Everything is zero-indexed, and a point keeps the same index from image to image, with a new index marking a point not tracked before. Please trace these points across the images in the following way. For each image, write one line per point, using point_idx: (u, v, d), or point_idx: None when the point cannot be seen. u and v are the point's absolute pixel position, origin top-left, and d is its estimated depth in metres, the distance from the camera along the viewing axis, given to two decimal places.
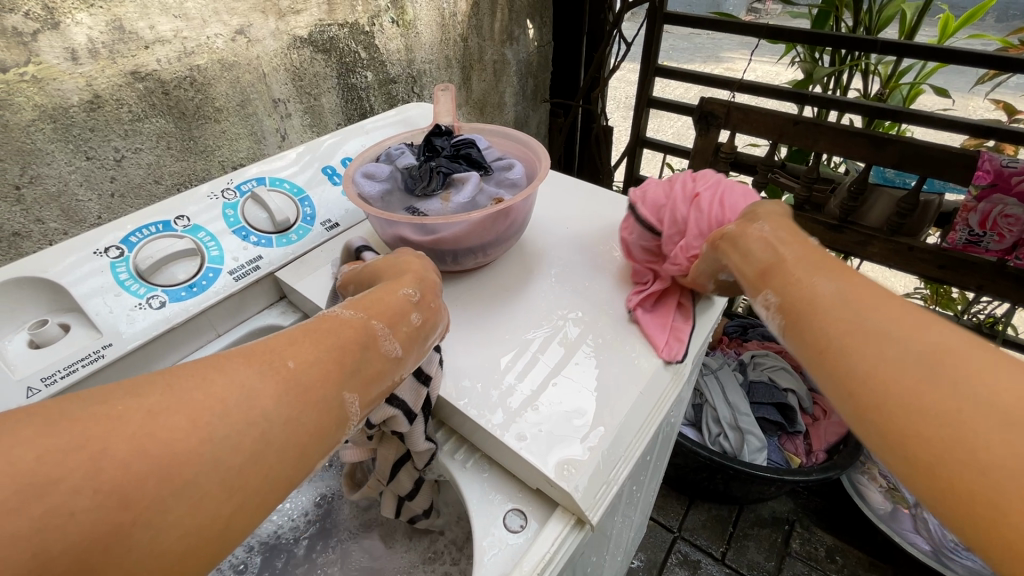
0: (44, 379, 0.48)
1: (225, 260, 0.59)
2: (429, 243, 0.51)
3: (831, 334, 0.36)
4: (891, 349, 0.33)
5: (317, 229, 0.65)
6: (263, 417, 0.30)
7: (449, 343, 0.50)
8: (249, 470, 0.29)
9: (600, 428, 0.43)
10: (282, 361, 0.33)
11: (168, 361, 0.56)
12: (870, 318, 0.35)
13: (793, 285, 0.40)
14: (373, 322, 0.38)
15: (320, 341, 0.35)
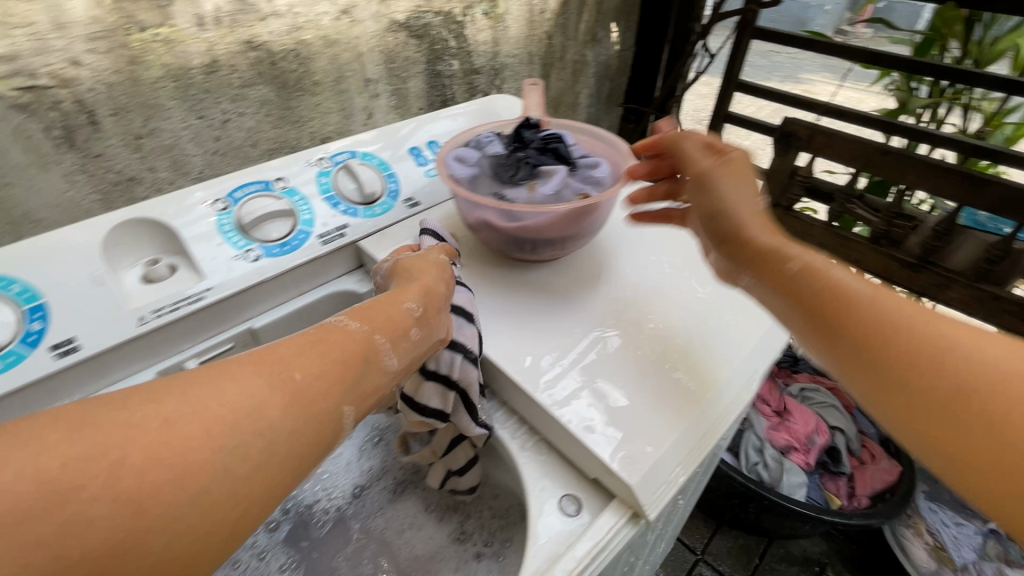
0: (152, 311, 0.52)
1: (315, 224, 0.62)
2: (512, 229, 0.52)
3: (959, 381, 0.31)
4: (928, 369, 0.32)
5: (400, 205, 0.68)
6: (273, 421, 0.32)
7: (519, 329, 0.52)
8: (255, 478, 0.31)
9: (664, 431, 0.44)
10: (289, 372, 0.34)
11: (255, 311, 0.60)
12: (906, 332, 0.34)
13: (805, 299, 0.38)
14: (377, 335, 0.40)
15: (326, 354, 0.37)
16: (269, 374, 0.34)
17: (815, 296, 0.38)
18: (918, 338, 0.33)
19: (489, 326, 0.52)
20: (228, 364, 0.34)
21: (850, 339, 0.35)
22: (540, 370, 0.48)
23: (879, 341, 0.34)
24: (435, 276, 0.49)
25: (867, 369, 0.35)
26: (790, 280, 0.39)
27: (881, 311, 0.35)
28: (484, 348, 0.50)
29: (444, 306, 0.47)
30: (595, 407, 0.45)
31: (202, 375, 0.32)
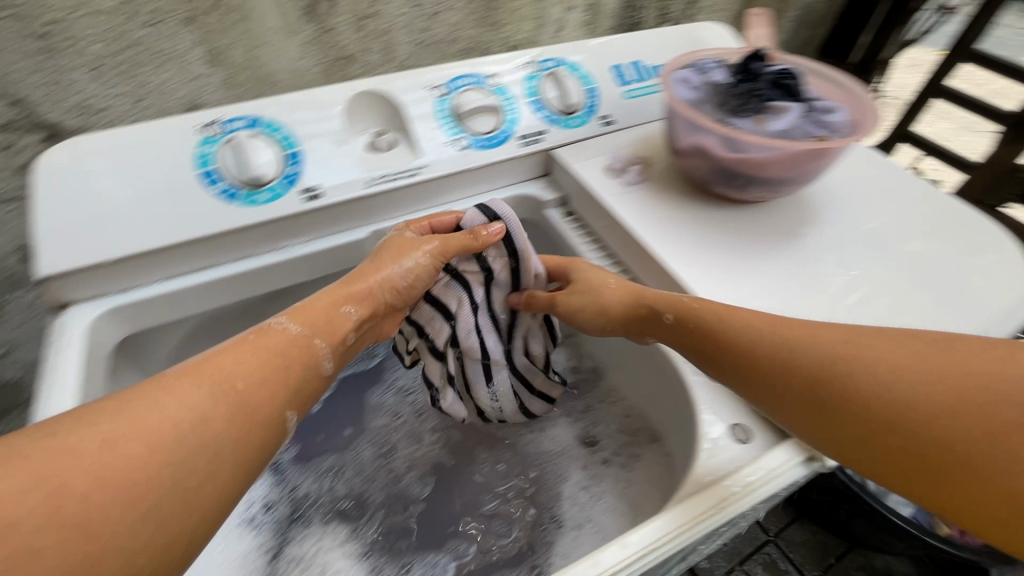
0: (378, 177, 0.59)
1: (518, 125, 0.64)
2: (730, 161, 0.51)
3: (811, 389, 0.39)
4: (840, 386, 0.37)
5: (595, 122, 0.68)
6: (209, 423, 0.35)
7: (709, 263, 0.53)
8: (207, 468, 0.33)
9: None
10: (231, 382, 0.38)
11: (451, 196, 0.65)
12: (807, 364, 0.39)
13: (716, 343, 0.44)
14: (316, 338, 0.45)
15: (267, 359, 0.41)
16: (214, 385, 0.37)
17: (690, 329, 0.47)
18: (773, 356, 0.41)
19: (681, 255, 0.54)
20: (168, 386, 0.35)
21: (720, 360, 0.44)
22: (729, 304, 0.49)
23: (747, 369, 0.42)
24: (394, 269, 0.53)
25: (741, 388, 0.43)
26: (675, 331, 0.48)
27: (745, 341, 0.43)
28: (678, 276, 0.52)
29: (401, 297, 0.55)
30: None
31: (158, 396, 0.34)
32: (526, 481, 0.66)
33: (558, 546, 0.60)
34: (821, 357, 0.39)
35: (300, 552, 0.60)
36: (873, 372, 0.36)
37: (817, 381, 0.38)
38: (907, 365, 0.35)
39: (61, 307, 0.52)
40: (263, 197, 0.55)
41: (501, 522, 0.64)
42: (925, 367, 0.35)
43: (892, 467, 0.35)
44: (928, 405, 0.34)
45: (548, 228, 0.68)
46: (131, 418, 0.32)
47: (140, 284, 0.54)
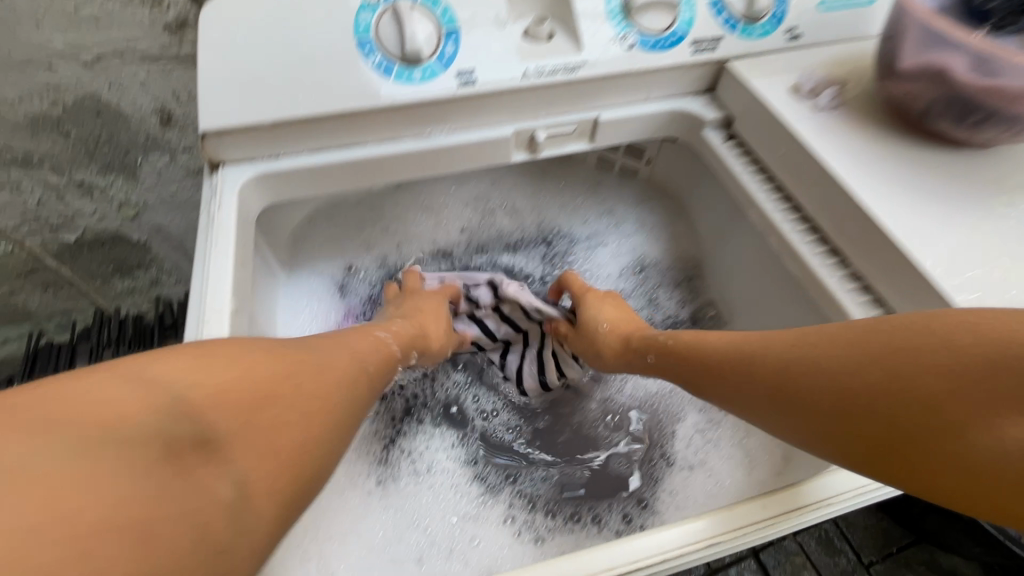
0: (536, 69, 0.54)
1: (693, 27, 0.56)
2: (975, 89, 0.43)
3: (769, 385, 0.40)
4: (792, 385, 0.38)
5: (779, 35, 0.57)
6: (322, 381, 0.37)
7: (912, 207, 0.46)
8: (324, 417, 0.35)
9: None
10: (337, 365, 0.39)
11: (603, 104, 0.59)
12: (767, 360, 0.41)
13: (692, 357, 0.48)
14: (391, 350, 0.48)
15: (353, 352, 0.43)
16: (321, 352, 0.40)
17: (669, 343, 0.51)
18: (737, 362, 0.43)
19: (883, 196, 0.47)
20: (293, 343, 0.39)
21: (691, 369, 0.48)
22: (934, 256, 0.44)
23: (715, 372, 0.45)
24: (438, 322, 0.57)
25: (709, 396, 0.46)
26: (656, 365, 0.52)
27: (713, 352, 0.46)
28: (880, 219, 0.45)
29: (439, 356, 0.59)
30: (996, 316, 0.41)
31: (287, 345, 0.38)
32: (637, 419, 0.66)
33: (666, 482, 0.60)
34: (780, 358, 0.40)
35: (414, 443, 0.63)
36: (817, 364, 0.37)
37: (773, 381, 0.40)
38: (847, 348, 0.36)
39: (214, 166, 0.52)
40: (419, 74, 0.51)
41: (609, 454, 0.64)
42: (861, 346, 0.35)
43: (855, 445, 0.34)
44: (873, 384, 0.34)
45: (704, 151, 0.62)
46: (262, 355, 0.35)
47: (289, 152, 0.53)
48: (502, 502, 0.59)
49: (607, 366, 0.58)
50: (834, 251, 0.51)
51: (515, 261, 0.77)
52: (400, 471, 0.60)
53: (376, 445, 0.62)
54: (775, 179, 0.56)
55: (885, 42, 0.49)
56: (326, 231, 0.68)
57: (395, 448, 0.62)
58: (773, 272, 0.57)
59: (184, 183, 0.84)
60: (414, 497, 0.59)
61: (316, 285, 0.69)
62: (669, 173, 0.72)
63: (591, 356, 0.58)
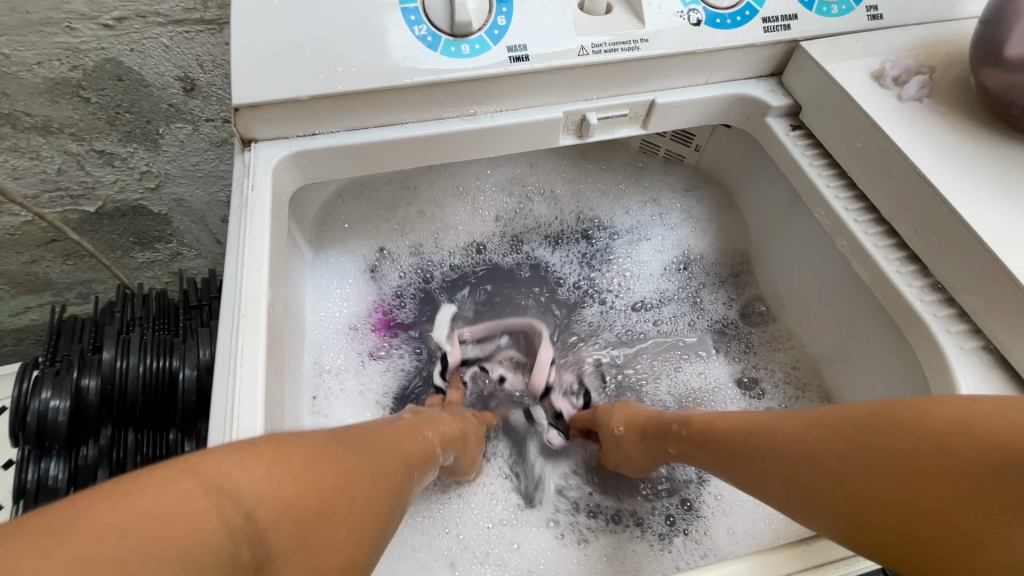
0: (594, 46, 0.49)
1: (766, 2, 0.51)
2: None
3: (768, 466, 0.38)
4: (806, 474, 0.36)
5: (859, 13, 0.52)
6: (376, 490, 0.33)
7: (1009, 211, 0.42)
8: (369, 540, 0.30)
9: None
10: (384, 453, 0.35)
11: (661, 86, 0.54)
12: (780, 450, 0.38)
13: (707, 438, 0.45)
14: (427, 436, 0.44)
15: (393, 437, 0.39)
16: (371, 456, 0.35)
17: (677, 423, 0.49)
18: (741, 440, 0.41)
19: (975, 198, 0.43)
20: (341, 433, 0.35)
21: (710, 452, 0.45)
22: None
23: (720, 442, 0.43)
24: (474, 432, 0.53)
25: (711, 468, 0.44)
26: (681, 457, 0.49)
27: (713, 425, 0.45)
28: (973, 225, 0.41)
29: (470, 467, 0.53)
30: None
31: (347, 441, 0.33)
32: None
33: (714, 483, 0.57)
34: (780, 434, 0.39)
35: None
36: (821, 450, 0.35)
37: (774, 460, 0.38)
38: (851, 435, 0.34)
39: (247, 143, 0.48)
40: (467, 49, 0.47)
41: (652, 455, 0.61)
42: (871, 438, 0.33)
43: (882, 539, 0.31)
44: (869, 472, 0.32)
45: (765, 141, 0.57)
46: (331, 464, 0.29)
47: (326, 130, 0.49)
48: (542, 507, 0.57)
49: (636, 465, 0.55)
50: (913, 256, 0.47)
51: (550, 262, 0.72)
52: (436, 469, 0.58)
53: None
54: (846, 174, 0.51)
55: (986, 26, 0.45)
56: (354, 215, 0.64)
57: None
58: (838, 276, 0.54)
59: (206, 155, 0.80)
60: (450, 500, 0.57)
61: (347, 270, 0.64)
62: (719, 161, 0.67)
63: (619, 457, 0.56)
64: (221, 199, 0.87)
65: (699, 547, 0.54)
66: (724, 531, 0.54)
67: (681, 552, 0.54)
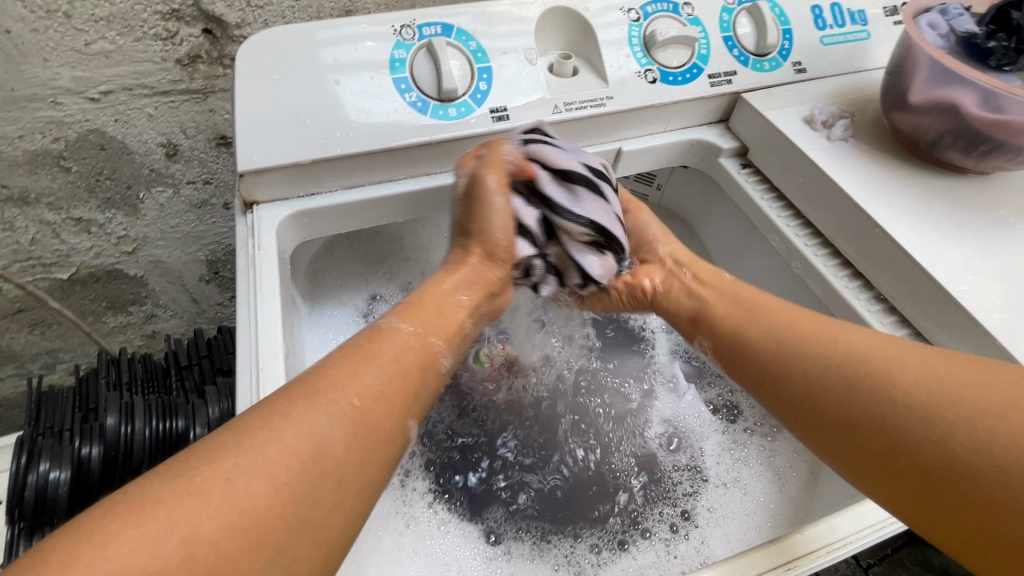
0: (565, 104, 0.55)
1: (709, 62, 0.59)
2: (985, 122, 0.48)
3: (793, 392, 0.43)
4: (861, 396, 0.39)
5: (787, 67, 0.61)
6: (291, 478, 0.30)
7: (931, 230, 0.49)
8: (282, 497, 0.29)
9: None
10: (348, 399, 0.34)
11: (625, 135, 0.60)
12: (829, 363, 0.42)
13: (754, 345, 0.47)
14: (431, 338, 0.42)
15: (380, 368, 0.37)
16: (313, 429, 0.32)
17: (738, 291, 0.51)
18: (814, 328, 0.45)
19: (902, 220, 0.50)
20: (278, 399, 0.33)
21: (741, 362, 0.48)
22: (958, 276, 0.47)
23: (777, 336, 0.46)
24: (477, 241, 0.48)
25: (749, 356, 0.47)
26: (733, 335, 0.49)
27: (795, 314, 0.47)
28: (903, 243, 0.48)
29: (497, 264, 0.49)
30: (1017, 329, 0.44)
31: (256, 421, 0.31)
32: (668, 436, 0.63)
33: (704, 498, 0.59)
34: (875, 334, 0.42)
35: (432, 474, 0.58)
36: (923, 362, 0.38)
37: (852, 373, 0.40)
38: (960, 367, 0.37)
39: (248, 206, 0.51)
40: (454, 111, 0.52)
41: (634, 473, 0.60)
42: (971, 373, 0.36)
43: (906, 492, 0.37)
44: (927, 419, 0.36)
45: (720, 179, 0.64)
46: (210, 478, 0.28)
47: (324, 190, 0.53)
48: (526, 542, 0.56)
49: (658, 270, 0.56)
50: (858, 273, 0.53)
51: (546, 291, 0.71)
52: (417, 499, 0.57)
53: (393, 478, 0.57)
54: (794, 206, 0.58)
55: (892, 76, 0.53)
56: (344, 262, 0.67)
57: (415, 475, 0.58)
58: (797, 300, 0.60)
59: (187, 217, 0.81)
60: (441, 536, 0.55)
61: (341, 317, 0.66)
62: (679, 198, 0.74)
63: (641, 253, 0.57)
64: (200, 259, 0.87)
65: (699, 555, 0.55)
66: (720, 540, 0.56)
67: (683, 556, 0.55)
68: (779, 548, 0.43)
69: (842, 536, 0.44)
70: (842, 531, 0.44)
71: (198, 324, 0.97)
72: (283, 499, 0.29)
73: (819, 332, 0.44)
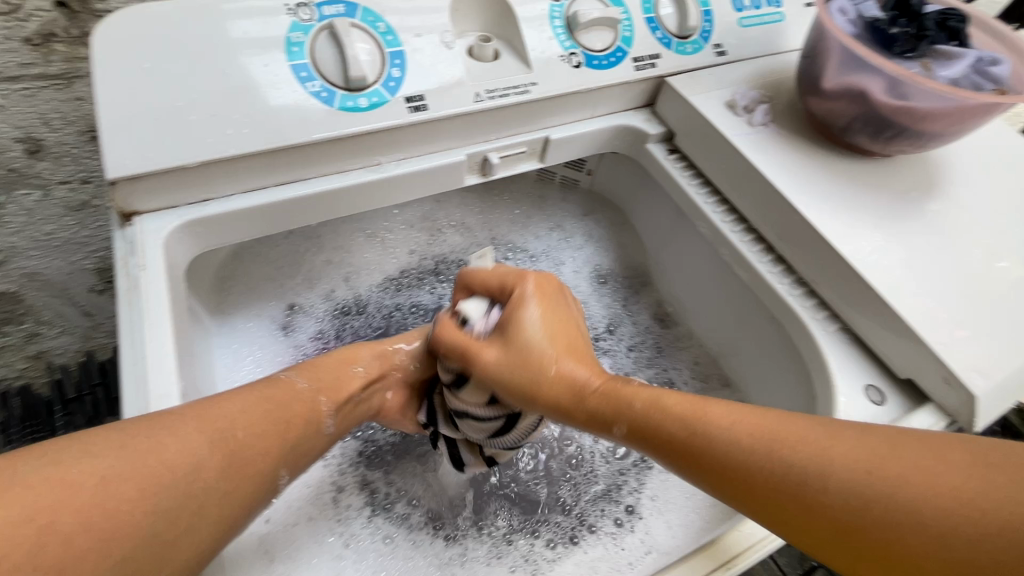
0: (488, 91, 0.52)
1: (633, 45, 0.57)
2: (891, 107, 0.49)
3: (803, 516, 0.33)
4: (880, 520, 0.30)
5: (709, 50, 0.60)
6: (162, 488, 0.32)
7: (844, 214, 0.51)
8: (140, 509, 0.31)
9: (988, 348, 0.45)
10: (233, 429, 0.38)
11: (552, 122, 0.58)
12: (825, 493, 0.32)
13: (724, 464, 0.35)
14: (319, 397, 0.46)
15: (265, 411, 0.40)
16: (159, 496, 0.32)
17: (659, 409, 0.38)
18: (774, 484, 0.34)
19: (819, 206, 0.51)
20: (117, 433, 0.33)
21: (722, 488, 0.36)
22: (870, 258, 0.48)
23: (757, 460, 0.34)
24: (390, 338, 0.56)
25: (731, 482, 0.35)
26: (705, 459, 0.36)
27: (745, 449, 0.35)
28: (820, 227, 0.50)
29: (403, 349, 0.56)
30: (926, 309, 0.47)
31: (142, 429, 0.34)
32: None
33: (648, 487, 0.60)
34: (840, 477, 0.32)
35: (368, 491, 0.57)
36: (908, 509, 0.30)
37: (861, 493, 0.31)
38: (946, 485, 0.30)
39: (127, 217, 0.44)
40: (364, 102, 0.47)
41: (572, 476, 0.63)
42: (952, 490, 0.30)
43: None
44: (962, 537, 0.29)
45: (648, 166, 0.63)
46: (85, 474, 0.30)
47: (218, 195, 0.47)
48: (485, 542, 0.55)
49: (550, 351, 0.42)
50: (781, 259, 0.55)
51: None
52: (354, 515, 0.55)
53: (327, 496, 0.55)
54: (720, 191, 0.59)
55: (806, 60, 0.54)
56: (254, 269, 0.60)
57: (349, 491, 0.56)
58: (725, 286, 0.61)
59: (64, 222, 0.70)
60: (388, 551, 0.53)
61: (256, 329, 0.61)
62: (610, 184, 0.72)
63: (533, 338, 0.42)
64: (87, 268, 0.76)
65: (643, 546, 0.54)
66: (663, 528, 0.55)
67: (630, 547, 0.54)
68: (714, 550, 0.45)
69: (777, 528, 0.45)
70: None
71: (94, 341, 0.85)
72: (148, 504, 0.32)
73: (792, 441, 0.34)
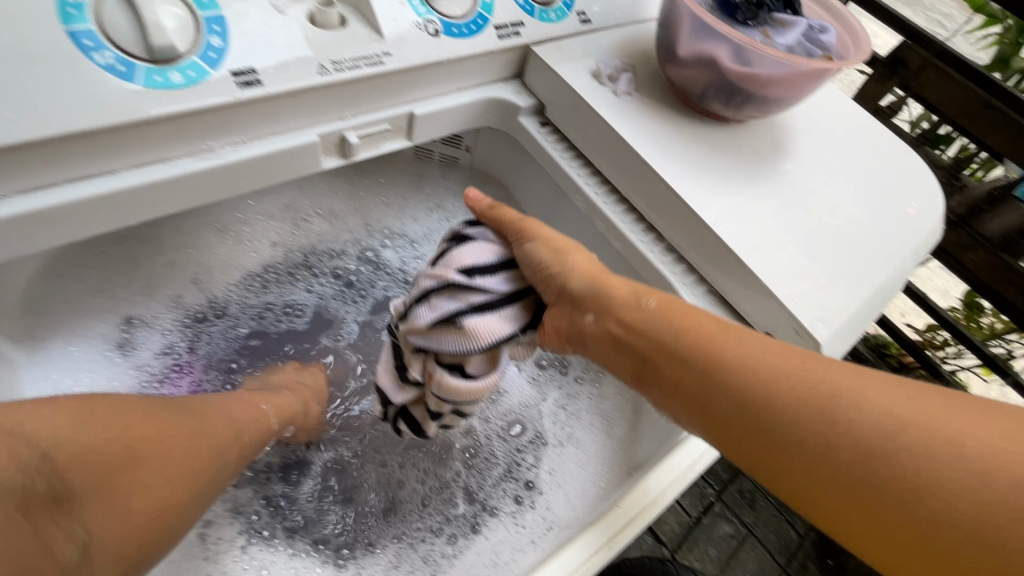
0: (334, 62, 0.46)
1: (494, 11, 0.54)
2: (738, 75, 0.51)
3: (803, 423, 0.37)
4: (878, 431, 0.35)
5: (572, 18, 0.59)
6: (176, 454, 0.44)
7: (704, 179, 0.53)
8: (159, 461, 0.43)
9: (828, 296, 0.50)
10: (226, 430, 0.49)
11: (414, 96, 0.53)
12: (838, 401, 0.37)
13: (740, 379, 0.39)
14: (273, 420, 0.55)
15: (238, 425, 0.51)
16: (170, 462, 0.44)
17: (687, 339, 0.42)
18: (792, 393, 0.38)
19: (682, 173, 0.52)
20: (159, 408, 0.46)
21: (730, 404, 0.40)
22: (728, 221, 0.51)
23: (779, 375, 0.39)
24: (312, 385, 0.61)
25: (745, 395, 0.39)
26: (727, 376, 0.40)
27: (767, 373, 0.39)
28: (683, 194, 0.51)
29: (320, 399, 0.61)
30: (777, 265, 0.50)
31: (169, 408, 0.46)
32: (511, 418, 0.64)
33: (544, 462, 0.60)
34: (866, 400, 0.36)
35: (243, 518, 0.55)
36: (929, 435, 0.34)
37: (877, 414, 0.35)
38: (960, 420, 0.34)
39: None
40: (179, 76, 0.40)
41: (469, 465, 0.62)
42: (960, 433, 0.34)
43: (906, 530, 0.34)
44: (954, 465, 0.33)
45: (522, 140, 0.62)
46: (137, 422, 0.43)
47: None
48: (380, 560, 0.55)
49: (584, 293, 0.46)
50: (652, 227, 0.56)
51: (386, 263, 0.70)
52: (227, 548, 0.53)
53: (196, 532, 0.53)
54: (591, 163, 0.58)
55: (663, 28, 0.55)
56: (71, 283, 0.50)
57: (220, 522, 0.54)
58: (604, 257, 0.62)
59: None
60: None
61: (81, 352, 0.52)
62: (488, 160, 0.69)
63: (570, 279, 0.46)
64: None
65: (545, 522, 0.55)
66: (562, 500, 0.57)
67: (530, 526, 0.56)
68: (605, 519, 0.46)
69: (655, 496, 0.47)
70: (657, 488, 0.47)
71: None
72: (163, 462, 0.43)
73: (816, 363, 0.39)
